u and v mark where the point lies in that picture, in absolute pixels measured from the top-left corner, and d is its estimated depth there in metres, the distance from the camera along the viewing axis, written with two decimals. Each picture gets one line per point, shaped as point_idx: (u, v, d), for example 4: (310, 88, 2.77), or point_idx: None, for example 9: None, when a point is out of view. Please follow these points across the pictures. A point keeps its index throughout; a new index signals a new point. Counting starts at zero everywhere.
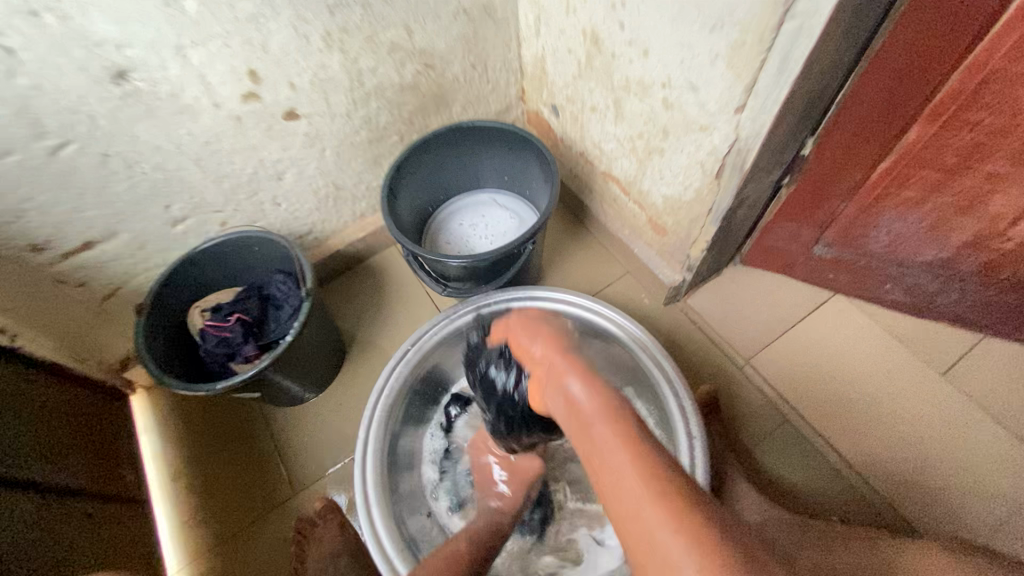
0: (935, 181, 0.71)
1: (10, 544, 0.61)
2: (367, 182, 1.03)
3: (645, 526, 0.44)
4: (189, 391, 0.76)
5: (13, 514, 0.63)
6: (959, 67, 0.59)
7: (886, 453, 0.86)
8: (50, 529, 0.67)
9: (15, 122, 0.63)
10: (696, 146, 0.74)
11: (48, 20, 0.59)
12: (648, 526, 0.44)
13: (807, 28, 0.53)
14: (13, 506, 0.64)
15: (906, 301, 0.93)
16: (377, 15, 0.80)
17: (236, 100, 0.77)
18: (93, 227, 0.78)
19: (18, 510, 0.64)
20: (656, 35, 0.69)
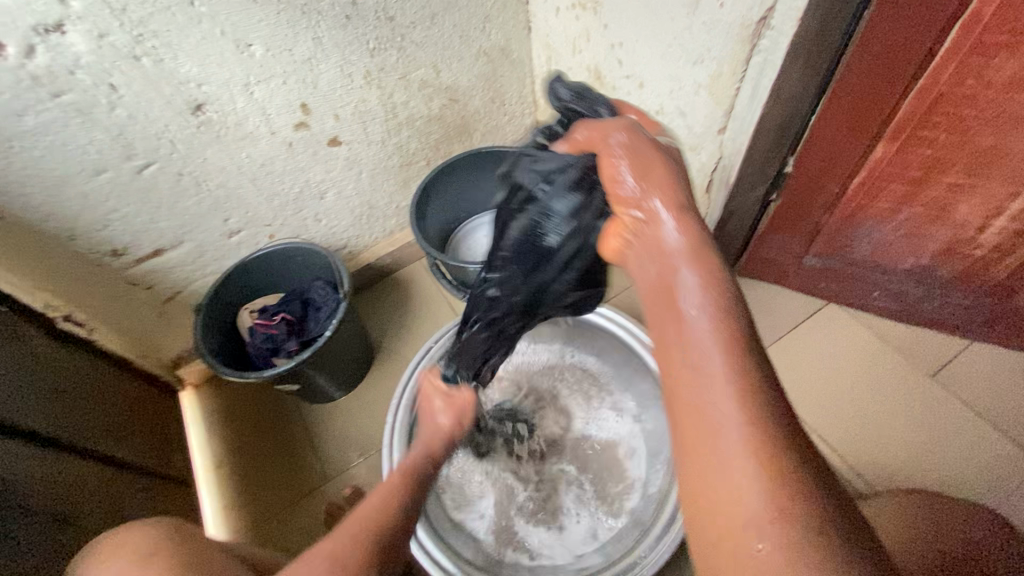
0: (904, 193, 0.80)
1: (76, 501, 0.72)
2: (397, 202, 1.15)
3: (705, 422, 0.39)
4: (240, 377, 0.88)
5: (80, 477, 0.74)
6: (908, 94, 0.68)
7: (878, 448, 0.92)
8: (112, 493, 0.79)
9: (113, 146, 0.77)
10: (688, 164, 0.84)
11: (147, 63, 0.72)
12: (711, 425, 0.39)
13: (771, 61, 0.63)
14: (82, 471, 0.75)
15: (895, 308, 1.00)
16: (410, 57, 0.93)
17: (289, 128, 0.90)
18: (164, 237, 0.90)
19: (86, 475, 0.75)
20: (648, 69, 0.80)
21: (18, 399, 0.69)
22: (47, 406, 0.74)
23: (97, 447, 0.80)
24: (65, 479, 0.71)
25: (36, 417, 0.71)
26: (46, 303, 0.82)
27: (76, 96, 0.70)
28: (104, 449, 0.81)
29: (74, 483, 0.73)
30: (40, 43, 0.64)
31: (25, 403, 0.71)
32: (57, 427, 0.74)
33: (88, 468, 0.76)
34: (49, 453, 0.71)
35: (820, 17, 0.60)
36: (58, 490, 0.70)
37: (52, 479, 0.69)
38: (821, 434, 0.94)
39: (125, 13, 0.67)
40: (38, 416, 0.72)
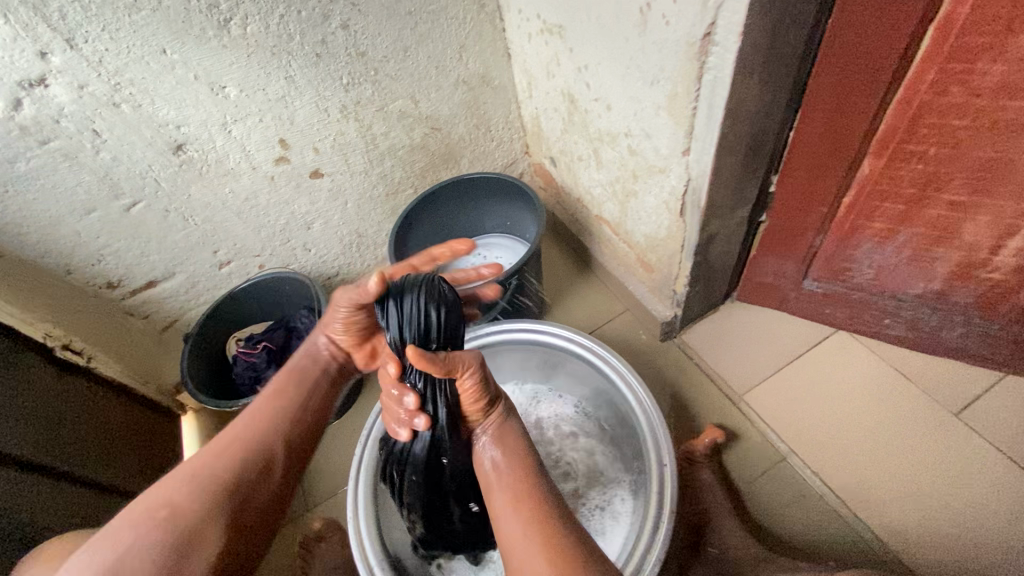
0: (900, 214, 0.74)
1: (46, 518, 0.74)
2: (386, 230, 1.16)
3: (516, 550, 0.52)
4: (219, 405, 0.91)
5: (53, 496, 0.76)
6: (889, 105, 0.64)
7: (894, 497, 0.82)
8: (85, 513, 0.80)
9: (100, 186, 0.82)
10: (660, 186, 0.80)
11: (126, 109, 0.77)
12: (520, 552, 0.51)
13: (721, 79, 0.60)
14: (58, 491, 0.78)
15: (911, 337, 0.91)
16: (386, 90, 0.95)
17: (269, 163, 0.93)
18: (156, 269, 0.95)
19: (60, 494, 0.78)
20: (612, 92, 0.77)
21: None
22: (27, 429, 0.76)
23: (76, 469, 0.82)
24: (35, 499, 0.73)
25: (15, 440, 0.73)
26: (46, 333, 0.86)
27: (62, 142, 0.76)
28: (84, 469, 0.83)
29: (45, 505, 0.74)
30: (26, 96, 0.71)
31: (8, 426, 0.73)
32: (35, 448, 0.76)
33: (60, 490, 0.78)
34: (20, 472, 0.72)
35: (767, 31, 0.56)
36: (34, 510, 0.72)
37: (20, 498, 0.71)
38: (827, 479, 0.85)
39: (102, 65, 0.73)
40: (16, 438, 0.74)
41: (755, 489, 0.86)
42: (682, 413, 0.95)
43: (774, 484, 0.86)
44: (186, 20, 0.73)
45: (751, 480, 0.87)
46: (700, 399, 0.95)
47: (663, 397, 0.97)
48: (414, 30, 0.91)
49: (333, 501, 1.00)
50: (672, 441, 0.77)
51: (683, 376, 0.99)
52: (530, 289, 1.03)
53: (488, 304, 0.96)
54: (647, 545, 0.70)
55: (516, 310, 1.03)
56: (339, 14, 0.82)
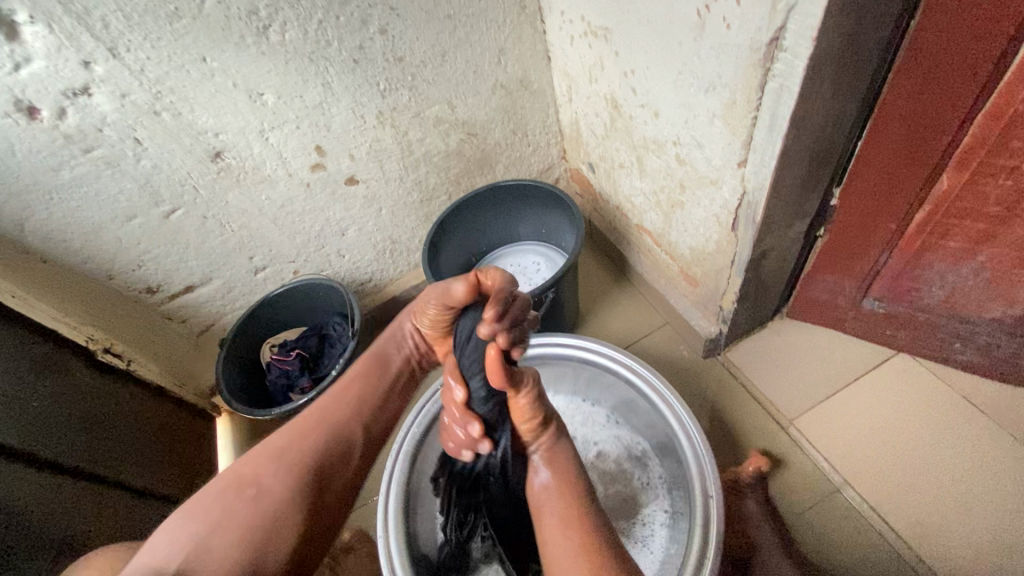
0: (982, 232, 0.68)
1: (72, 521, 0.73)
2: (420, 237, 1.14)
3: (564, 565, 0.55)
4: (252, 414, 0.90)
5: (80, 500, 0.75)
6: (974, 118, 0.59)
7: (961, 538, 0.76)
8: (111, 517, 0.79)
9: (141, 194, 0.83)
10: (710, 199, 0.75)
11: (166, 118, 0.77)
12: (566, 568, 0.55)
13: (787, 87, 0.55)
14: (85, 494, 0.77)
15: (984, 364, 0.83)
16: (423, 95, 0.93)
17: (305, 170, 0.92)
18: (193, 275, 0.95)
19: (87, 499, 0.76)
20: (661, 99, 0.73)
21: (31, 425, 0.72)
22: (64, 432, 0.76)
23: (110, 473, 0.82)
24: (64, 503, 0.72)
25: (49, 443, 0.73)
26: (88, 337, 0.87)
27: (105, 151, 0.77)
28: (116, 472, 0.83)
29: (71, 506, 0.74)
30: (70, 106, 0.71)
31: (41, 428, 0.73)
32: (69, 453, 0.76)
33: (93, 494, 0.78)
34: (46, 475, 0.71)
35: (842, 36, 0.51)
36: (61, 516, 0.71)
37: (49, 503, 0.70)
38: (888, 517, 0.79)
39: (144, 73, 0.72)
40: (51, 441, 0.74)
41: (804, 522, 0.81)
42: (727, 436, 0.90)
43: (826, 517, 0.80)
44: (226, 28, 0.72)
45: (799, 511, 0.81)
46: (747, 422, 0.90)
47: (707, 419, 0.92)
48: (453, 34, 0.88)
49: (364, 511, 0.99)
50: (718, 469, 0.73)
51: (727, 397, 0.93)
52: (567, 301, 0.99)
53: None
54: None
55: (552, 322, 1.00)
56: (377, 19, 0.80)
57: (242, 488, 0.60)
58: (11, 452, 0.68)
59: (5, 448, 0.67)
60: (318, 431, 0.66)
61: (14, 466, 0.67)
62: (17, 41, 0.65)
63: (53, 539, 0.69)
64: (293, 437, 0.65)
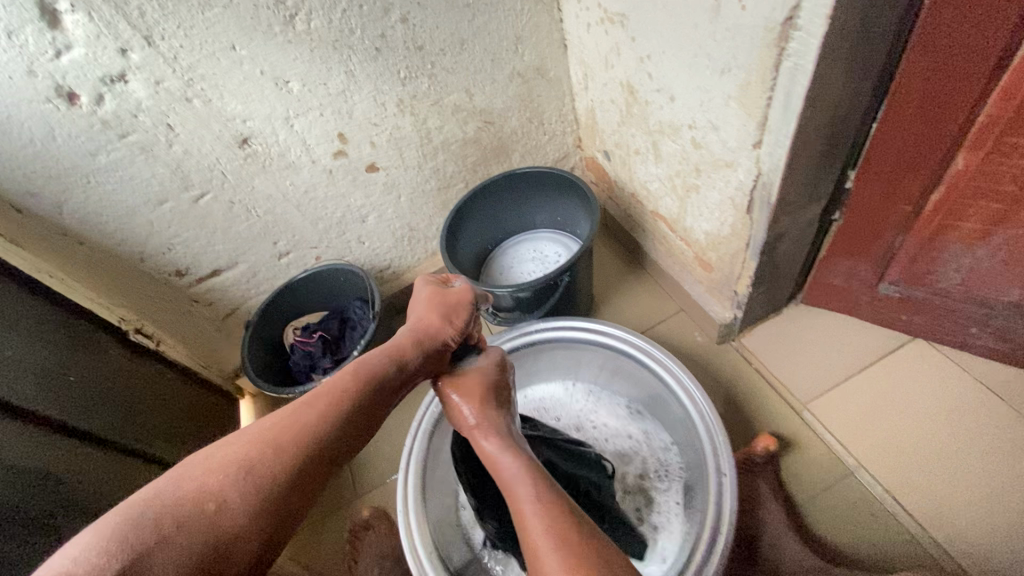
0: (997, 213, 0.68)
1: (105, 490, 0.77)
2: (437, 224, 1.16)
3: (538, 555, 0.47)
4: (275, 393, 0.93)
5: (113, 470, 0.79)
6: (989, 95, 0.59)
7: (975, 521, 0.76)
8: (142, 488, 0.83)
9: (172, 178, 0.86)
10: (725, 181, 0.76)
11: (197, 104, 0.80)
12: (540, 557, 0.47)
13: (801, 66, 0.56)
14: (118, 465, 0.81)
15: (1000, 348, 0.83)
16: (442, 84, 0.95)
17: (328, 157, 0.94)
18: (220, 259, 0.99)
19: (120, 469, 0.80)
20: (677, 82, 0.74)
21: (66, 396, 0.75)
22: (95, 403, 0.80)
23: (137, 445, 0.85)
24: (97, 472, 0.76)
25: (81, 413, 0.77)
26: (120, 318, 0.92)
27: (139, 136, 0.80)
28: (147, 446, 0.87)
29: (105, 476, 0.77)
30: (107, 92, 0.75)
31: (74, 399, 0.77)
32: (99, 424, 0.80)
33: (121, 464, 0.81)
34: (80, 447, 0.75)
35: (856, 14, 0.52)
36: (95, 484, 0.75)
37: (80, 468, 0.74)
38: (901, 500, 0.79)
39: (177, 61, 0.76)
40: (83, 411, 0.77)
41: (817, 504, 0.81)
42: (741, 420, 0.90)
43: (839, 499, 0.81)
44: (255, 17, 0.75)
45: (812, 493, 0.82)
46: (761, 406, 0.91)
47: (721, 403, 0.93)
48: (471, 23, 0.90)
49: (382, 491, 1.02)
50: (732, 450, 0.73)
51: (740, 382, 0.94)
52: (582, 286, 1.01)
53: (538, 301, 0.96)
54: (700, 561, 0.67)
55: (567, 307, 1.01)
56: (399, 8, 0.83)
57: (196, 503, 0.44)
58: (46, 420, 0.71)
59: (40, 416, 0.71)
60: (296, 441, 0.49)
61: (48, 433, 0.71)
62: (59, 29, 0.68)
63: (85, 501, 0.73)
64: (264, 444, 0.48)
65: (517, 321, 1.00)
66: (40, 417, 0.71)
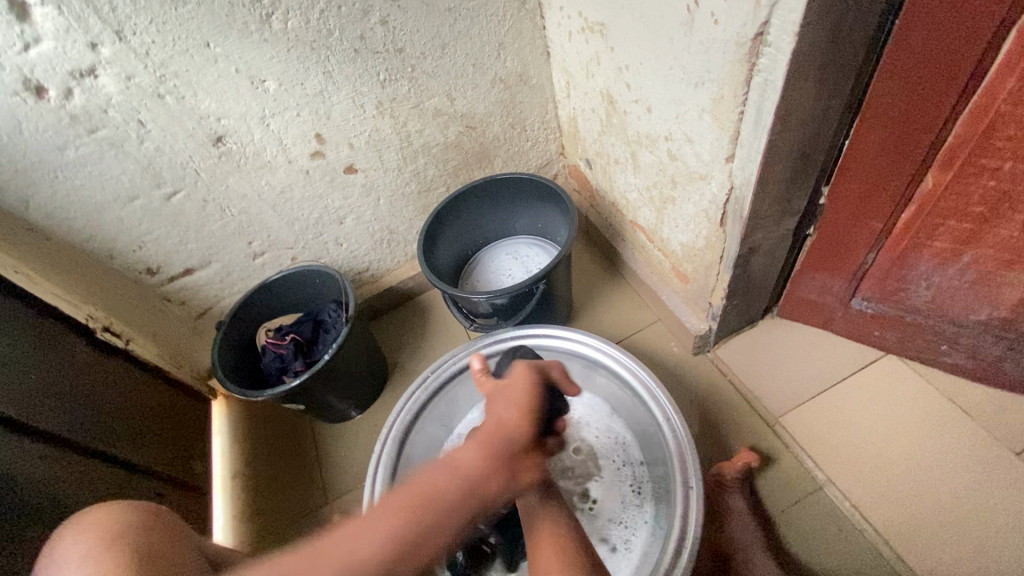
0: (966, 233, 0.69)
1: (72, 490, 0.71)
2: (417, 228, 1.16)
3: None
4: (244, 396, 0.90)
5: (81, 469, 0.73)
6: (958, 117, 0.60)
7: (940, 538, 0.76)
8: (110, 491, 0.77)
9: (143, 175, 0.84)
10: (699, 194, 0.76)
11: (170, 101, 0.79)
12: None
13: (771, 83, 0.56)
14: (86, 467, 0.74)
15: (969, 366, 0.84)
16: (422, 87, 0.94)
17: (305, 157, 0.93)
18: (193, 257, 0.97)
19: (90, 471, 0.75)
20: (654, 93, 0.74)
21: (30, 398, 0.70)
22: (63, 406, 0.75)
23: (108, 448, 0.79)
24: (61, 472, 0.70)
25: (43, 408, 0.71)
26: (88, 314, 0.86)
27: (110, 131, 0.79)
28: (114, 448, 0.80)
29: (75, 475, 0.72)
30: (77, 86, 0.73)
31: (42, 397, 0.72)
32: (64, 424, 0.74)
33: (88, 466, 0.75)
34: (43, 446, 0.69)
35: (825, 33, 0.52)
36: (59, 485, 0.69)
37: (47, 470, 0.68)
38: (870, 516, 0.79)
39: (149, 57, 0.74)
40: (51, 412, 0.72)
41: (787, 519, 0.81)
42: (712, 432, 0.90)
43: (809, 512, 0.81)
44: (230, 14, 0.74)
45: (782, 508, 0.82)
46: (734, 419, 0.91)
47: (694, 415, 0.92)
48: (453, 28, 0.89)
49: (353, 495, 1.01)
50: (700, 462, 0.75)
51: (714, 395, 0.94)
52: (560, 294, 1.00)
53: (513, 308, 0.95)
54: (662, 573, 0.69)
55: (544, 315, 1.01)
56: (378, 10, 0.82)
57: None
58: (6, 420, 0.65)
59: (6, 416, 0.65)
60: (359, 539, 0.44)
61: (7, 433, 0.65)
62: (26, 21, 0.67)
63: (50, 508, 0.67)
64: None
65: (493, 327, 0.99)
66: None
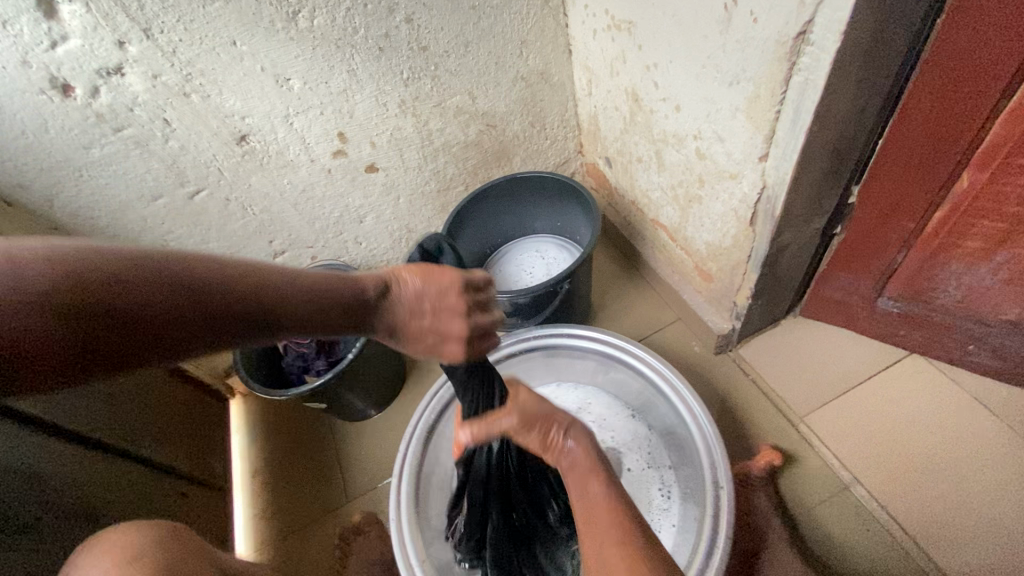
0: (999, 233, 0.68)
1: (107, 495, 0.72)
2: (435, 227, 1.15)
3: None
4: (268, 395, 0.90)
5: (117, 475, 0.75)
6: (997, 117, 0.59)
7: (970, 538, 0.76)
8: (145, 494, 0.78)
9: (167, 174, 0.84)
10: (729, 193, 0.76)
11: (195, 100, 0.79)
12: None
13: (812, 81, 0.56)
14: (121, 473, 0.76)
15: (995, 366, 0.84)
16: (445, 85, 0.94)
17: (327, 156, 0.93)
18: (214, 256, 0.97)
19: (124, 476, 0.76)
20: (683, 92, 0.74)
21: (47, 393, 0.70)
22: (92, 406, 0.75)
23: (128, 445, 0.79)
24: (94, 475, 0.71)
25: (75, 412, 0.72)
26: None
27: (135, 130, 0.78)
28: (148, 452, 0.82)
29: (113, 478, 0.74)
30: (103, 85, 0.73)
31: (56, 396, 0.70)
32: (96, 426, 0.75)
33: (108, 464, 0.74)
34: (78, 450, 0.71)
35: (869, 32, 0.52)
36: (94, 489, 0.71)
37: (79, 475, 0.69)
38: (897, 517, 0.79)
39: (176, 55, 0.74)
40: (67, 408, 0.71)
41: (814, 519, 0.81)
42: (736, 432, 0.90)
43: (836, 513, 0.81)
44: (257, 12, 0.74)
45: (808, 508, 0.82)
46: (758, 418, 0.90)
47: (717, 415, 0.92)
48: (476, 26, 0.89)
49: (374, 495, 1.01)
50: (729, 463, 0.74)
51: (738, 394, 0.94)
52: (581, 293, 1.00)
53: (536, 307, 0.95)
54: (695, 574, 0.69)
55: (566, 314, 1.01)
56: (404, 8, 0.82)
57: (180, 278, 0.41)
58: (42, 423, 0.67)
59: (23, 413, 0.65)
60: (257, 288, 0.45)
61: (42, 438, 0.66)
62: (55, 19, 0.66)
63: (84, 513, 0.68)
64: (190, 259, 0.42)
65: (516, 327, 0.99)
66: (29, 418, 0.66)
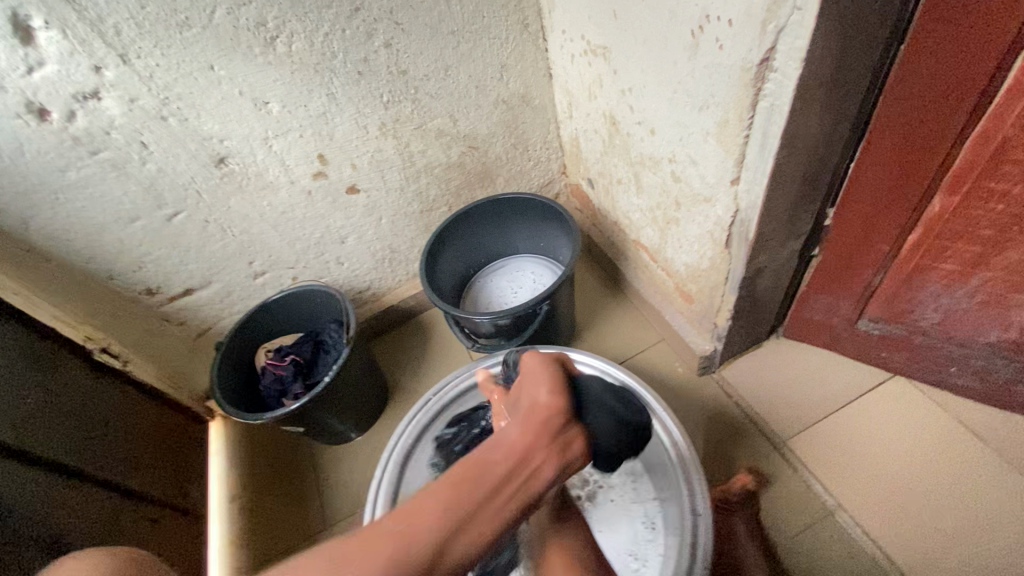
0: (974, 255, 0.68)
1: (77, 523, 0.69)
2: (419, 247, 1.15)
3: None
4: (242, 418, 0.88)
5: (85, 500, 0.72)
6: (965, 140, 0.59)
7: (957, 567, 0.74)
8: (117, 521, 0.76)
9: (145, 197, 0.84)
10: (704, 216, 0.76)
11: (173, 123, 0.79)
12: None
13: (777, 107, 0.56)
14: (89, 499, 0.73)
15: (978, 389, 0.83)
16: (425, 108, 0.94)
17: (307, 178, 0.93)
18: (193, 277, 0.96)
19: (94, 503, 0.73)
20: (658, 116, 0.74)
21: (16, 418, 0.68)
22: (57, 425, 0.74)
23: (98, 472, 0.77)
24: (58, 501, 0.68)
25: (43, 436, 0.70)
26: (86, 336, 0.87)
27: (111, 153, 0.78)
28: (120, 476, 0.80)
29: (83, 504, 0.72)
30: (80, 109, 0.73)
31: (21, 423, 0.68)
32: (64, 450, 0.73)
33: (76, 493, 0.72)
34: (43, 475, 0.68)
35: (832, 59, 0.52)
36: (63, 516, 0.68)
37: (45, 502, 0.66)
38: (883, 545, 0.77)
39: (153, 80, 0.74)
40: (35, 433, 0.70)
41: (798, 547, 0.79)
42: (719, 456, 0.89)
43: (820, 541, 0.79)
44: (234, 38, 0.74)
45: (792, 535, 0.80)
46: (742, 441, 0.89)
47: (701, 438, 0.91)
48: (456, 50, 0.90)
49: (353, 520, 0.99)
50: (706, 489, 0.74)
51: (721, 417, 0.92)
52: (563, 314, 1.00)
53: (517, 328, 0.94)
54: None
55: (547, 336, 1.00)
56: (383, 32, 0.82)
57: None
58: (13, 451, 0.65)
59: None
60: None
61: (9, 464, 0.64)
62: (32, 45, 0.67)
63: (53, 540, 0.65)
64: None
65: (496, 348, 0.98)
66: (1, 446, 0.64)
